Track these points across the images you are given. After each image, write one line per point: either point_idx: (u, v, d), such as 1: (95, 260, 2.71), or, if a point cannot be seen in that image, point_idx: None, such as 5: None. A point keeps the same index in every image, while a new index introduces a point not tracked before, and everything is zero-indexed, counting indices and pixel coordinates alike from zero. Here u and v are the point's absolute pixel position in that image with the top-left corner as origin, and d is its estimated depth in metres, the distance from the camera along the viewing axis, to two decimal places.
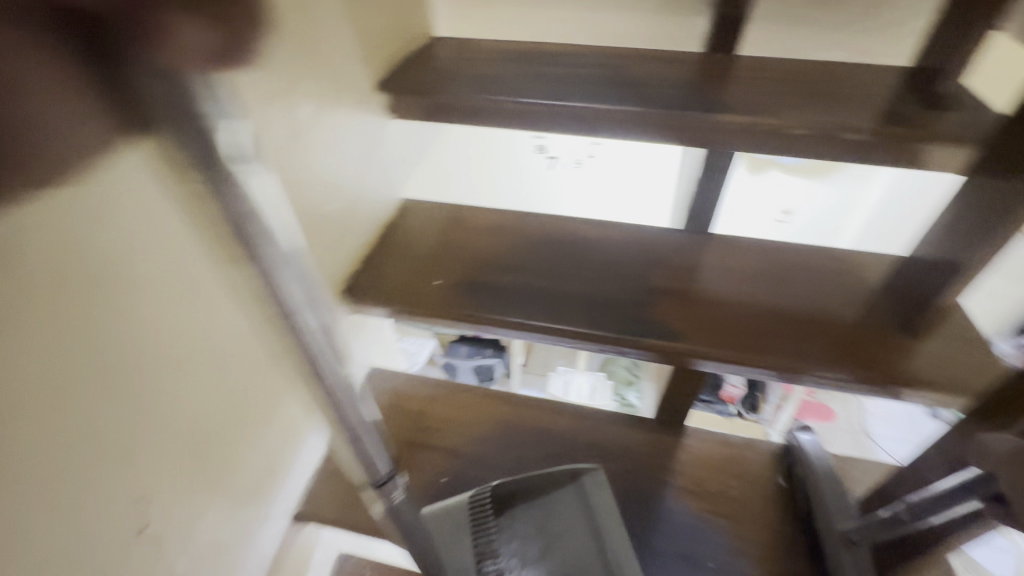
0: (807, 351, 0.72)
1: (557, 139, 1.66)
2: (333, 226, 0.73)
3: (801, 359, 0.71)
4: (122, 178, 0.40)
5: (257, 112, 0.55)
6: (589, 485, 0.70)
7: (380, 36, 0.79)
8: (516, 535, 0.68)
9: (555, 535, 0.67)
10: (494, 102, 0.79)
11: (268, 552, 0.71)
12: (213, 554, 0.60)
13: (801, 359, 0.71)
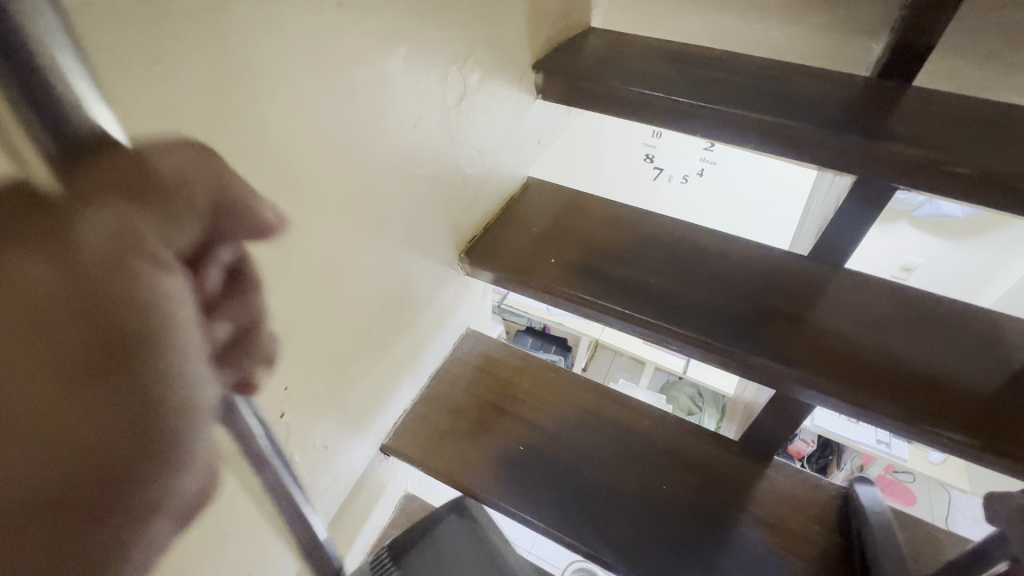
0: (929, 407, 0.67)
1: (667, 144, 1.74)
2: (471, 190, 0.78)
3: (924, 415, 0.66)
4: (332, 102, 0.46)
5: (444, 69, 0.60)
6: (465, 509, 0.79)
7: (548, 19, 0.83)
8: None
9: None
10: (645, 97, 0.79)
11: (356, 472, 0.78)
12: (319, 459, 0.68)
13: (925, 415, 0.66)
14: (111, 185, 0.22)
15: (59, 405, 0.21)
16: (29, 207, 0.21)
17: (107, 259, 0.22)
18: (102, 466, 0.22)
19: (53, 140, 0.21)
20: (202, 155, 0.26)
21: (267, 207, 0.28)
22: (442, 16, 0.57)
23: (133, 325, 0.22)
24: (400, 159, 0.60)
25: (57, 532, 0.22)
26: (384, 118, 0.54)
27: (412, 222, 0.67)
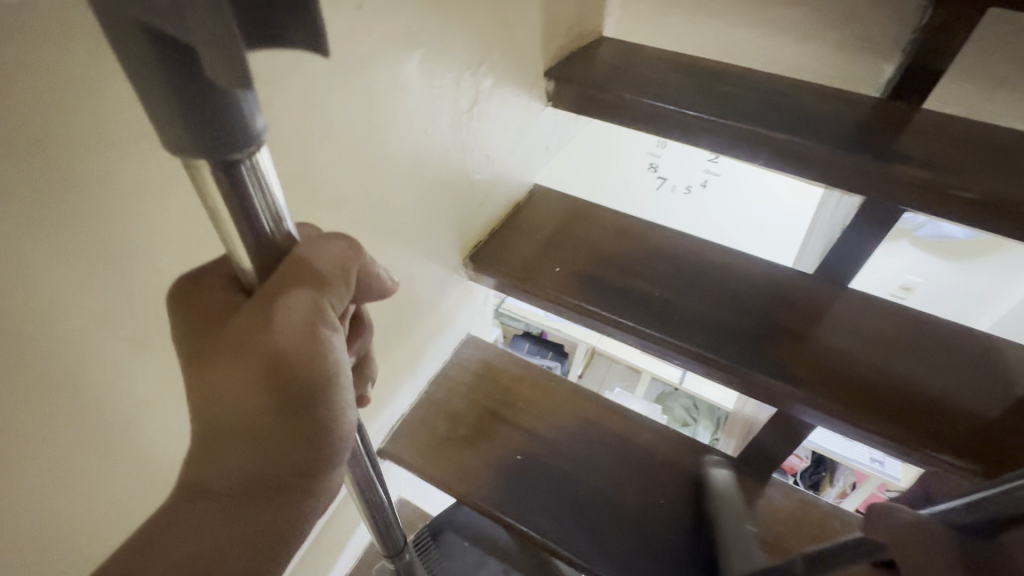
0: (928, 430, 0.66)
1: (671, 154, 1.71)
2: (478, 195, 0.77)
3: (922, 439, 0.66)
4: (345, 104, 0.46)
5: (458, 74, 0.60)
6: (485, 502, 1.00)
7: (563, 26, 0.82)
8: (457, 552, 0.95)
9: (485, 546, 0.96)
10: (657, 109, 0.79)
11: None
12: None
13: (924, 439, 0.66)
14: (297, 281, 0.34)
15: (288, 419, 0.36)
16: (276, 300, 0.34)
17: (306, 330, 0.34)
18: (305, 453, 0.38)
19: (270, 251, 0.33)
20: (344, 248, 0.37)
21: (381, 278, 0.39)
22: (459, 21, 0.56)
23: (318, 370, 0.35)
24: (411, 162, 0.59)
25: (300, 487, 0.39)
26: (396, 122, 0.53)
27: (419, 225, 0.67)
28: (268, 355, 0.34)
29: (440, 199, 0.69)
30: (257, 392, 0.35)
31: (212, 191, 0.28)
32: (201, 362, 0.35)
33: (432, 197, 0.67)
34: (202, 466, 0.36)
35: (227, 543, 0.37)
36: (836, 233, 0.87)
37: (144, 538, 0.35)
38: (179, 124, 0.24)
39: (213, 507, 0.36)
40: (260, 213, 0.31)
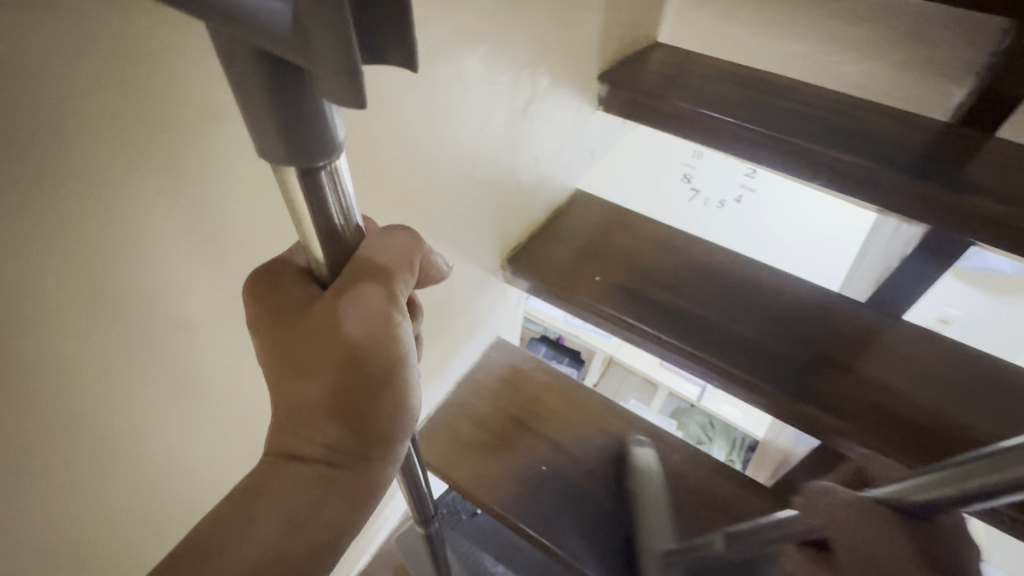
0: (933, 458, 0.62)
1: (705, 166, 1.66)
2: (522, 198, 0.76)
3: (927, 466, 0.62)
4: (405, 97, 0.44)
5: (517, 73, 0.58)
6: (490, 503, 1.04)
7: (620, 29, 0.80)
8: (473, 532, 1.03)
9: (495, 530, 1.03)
10: (713, 121, 0.76)
11: None
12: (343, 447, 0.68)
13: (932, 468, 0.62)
14: (368, 274, 0.38)
15: (368, 394, 0.39)
16: (351, 293, 0.38)
17: (381, 316, 0.38)
18: (383, 423, 0.41)
19: (343, 249, 0.36)
20: (404, 243, 0.40)
21: (434, 268, 0.44)
22: (524, 18, 0.55)
23: (392, 350, 0.39)
24: (461, 160, 0.57)
25: (380, 455, 0.42)
26: (451, 119, 0.52)
27: (462, 225, 0.65)
28: (348, 341, 0.38)
29: (486, 198, 0.67)
30: (340, 374, 0.38)
31: (290, 188, 0.29)
32: (285, 347, 0.39)
33: (478, 196, 0.65)
34: (293, 439, 0.39)
35: (320, 507, 0.40)
36: (893, 262, 0.83)
37: (246, 499, 0.39)
38: (276, 135, 0.26)
39: (306, 475, 0.40)
40: (333, 204, 0.32)
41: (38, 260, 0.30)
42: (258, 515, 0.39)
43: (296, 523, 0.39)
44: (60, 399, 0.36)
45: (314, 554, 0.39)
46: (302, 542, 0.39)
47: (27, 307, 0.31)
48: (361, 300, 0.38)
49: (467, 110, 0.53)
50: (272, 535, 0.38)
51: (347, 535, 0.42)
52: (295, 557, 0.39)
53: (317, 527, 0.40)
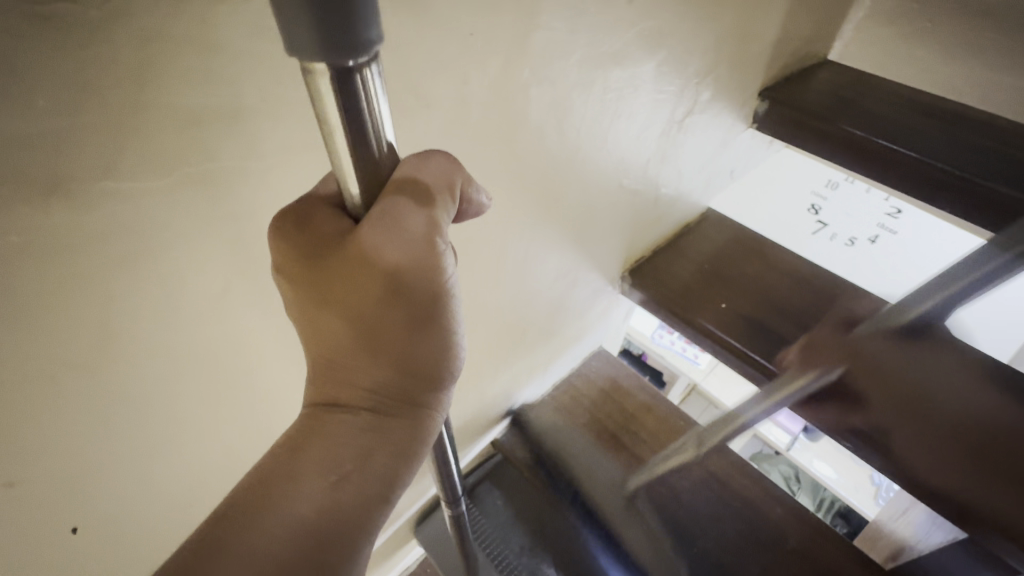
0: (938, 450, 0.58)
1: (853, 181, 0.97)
2: (656, 210, 0.73)
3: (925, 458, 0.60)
4: (574, 99, 0.43)
5: (683, 84, 0.56)
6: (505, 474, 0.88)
7: (793, 43, 0.72)
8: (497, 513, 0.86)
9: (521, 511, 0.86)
10: (892, 154, 0.66)
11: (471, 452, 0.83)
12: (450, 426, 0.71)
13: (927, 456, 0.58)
14: (407, 192, 0.25)
15: (416, 334, 0.29)
16: (383, 216, 0.24)
17: (425, 246, 0.25)
18: (436, 368, 0.31)
19: (378, 172, 0.23)
20: (447, 160, 0.26)
21: (482, 204, 0.29)
22: (703, 26, 0.52)
23: (444, 283, 0.27)
24: (611, 165, 0.55)
25: (430, 400, 0.32)
26: (610, 124, 0.50)
27: (596, 233, 0.64)
28: (385, 276, 0.26)
29: (624, 208, 0.65)
30: (384, 312, 0.27)
31: (324, 104, 0.19)
32: (309, 290, 0.27)
33: (619, 203, 0.63)
34: (331, 385, 0.30)
35: (367, 460, 0.31)
36: None
37: (282, 459, 0.31)
38: (302, 18, 0.16)
39: (351, 426, 0.31)
40: (370, 124, 0.21)
41: (192, 250, 0.27)
42: (296, 475, 0.30)
43: (345, 471, 0.31)
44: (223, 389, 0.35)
45: (367, 508, 0.32)
46: (353, 492, 0.31)
47: (178, 306, 0.28)
48: (398, 224, 0.25)
49: (626, 114, 0.51)
50: (318, 489, 0.30)
51: (401, 486, 0.33)
52: (347, 511, 0.31)
53: (366, 477, 0.32)
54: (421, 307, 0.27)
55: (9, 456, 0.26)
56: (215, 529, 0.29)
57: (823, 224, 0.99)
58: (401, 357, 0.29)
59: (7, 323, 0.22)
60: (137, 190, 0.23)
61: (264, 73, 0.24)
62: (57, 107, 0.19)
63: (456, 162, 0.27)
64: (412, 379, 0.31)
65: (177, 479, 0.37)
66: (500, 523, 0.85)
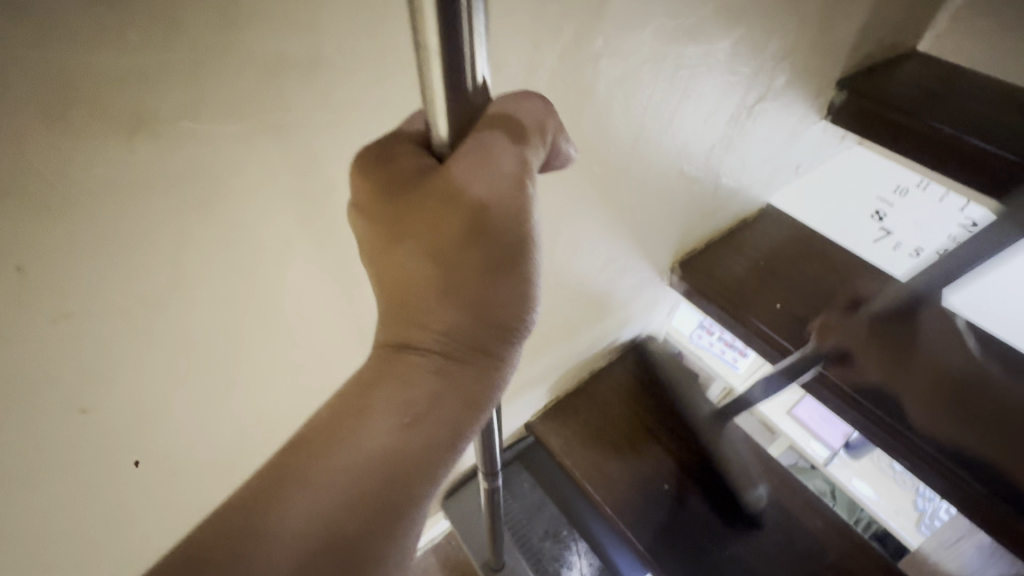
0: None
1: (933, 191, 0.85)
2: (714, 200, 0.70)
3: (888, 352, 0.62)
4: (643, 73, 0.41)
5: (759, 66, 0.53)
6: (535, 456, 0.89)
7: (882, 30, 0.67)
8: (523, 493, 0.86)
9: (549, 495, 0.86)
10: (985, 156, 0.59)
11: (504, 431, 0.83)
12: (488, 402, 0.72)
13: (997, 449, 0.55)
14: (502, 127, 0.25)
15: (495, 276, 0.27)
16: (474, 150, 0.25)
17: (513, 185, 0.25)
18: (512, 319, 0.29)
19: (469, 113, 0.25)
20: (541, 104, 0.27)
21: (566, 156, 0.29)
22: (786, 7, 0.49)
23: (530, 228, 0.27)
24: (673, 148, 0.53)
25: (502, 352, 0.30)
26: (676, 105, 0.47)
27: (651, 221, 0.62)
28: (471, 211, 0.25)
29: (681, 197, 0.63)
30: (465, 248, 0.26)
31: (426, 26, 0.20)
32: (393, 224, 0.26)
33: (677, 192, 0.61)
34: (403, 324, 0.29)
35: (437, 406, 0.30)
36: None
37: (355, 396, 0.30)
38: None
39: (420, 370, 0.29)
40: (467, 55, 0.22)
41: (259, 203, 0.27)
42: (369, 412, 0.29)
43: (417, 414, 0.30)
44: (278, 344, 0.36)
45: (436, 457, 0.30)
46: (421, 439, 0.30)
47: (242, 255, 0.29)
48: (487, 160, 0.25)
49: (695, 96, 0.48)
50: (388, 431, 0.29)
51: (469, 439, 0.32)
52: (415, 457, 0.30)
53: (439, 424, 0.30)
54: (503, 249, 0.26)
55: (88, 385, 0.28)
56: (288, 462, 0.28)
57: (887, 232, 0.86)
58: (476, 298, 0.28)
59: (93, 254, 0.23)
60: (218, 135, 0.24)
61: (335, 20, 0.24)
62: (150, 45, 0.20)
63: (547, 101, 0.27)
64: (484, 323, 0.28)
65: (234, 427, 0.38)
66: (527, 504, 0.85)
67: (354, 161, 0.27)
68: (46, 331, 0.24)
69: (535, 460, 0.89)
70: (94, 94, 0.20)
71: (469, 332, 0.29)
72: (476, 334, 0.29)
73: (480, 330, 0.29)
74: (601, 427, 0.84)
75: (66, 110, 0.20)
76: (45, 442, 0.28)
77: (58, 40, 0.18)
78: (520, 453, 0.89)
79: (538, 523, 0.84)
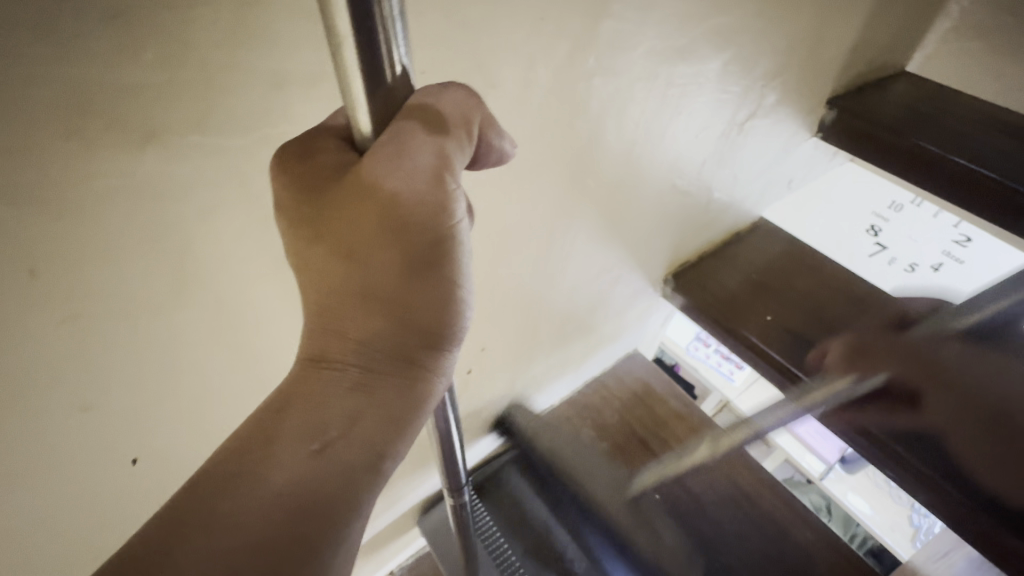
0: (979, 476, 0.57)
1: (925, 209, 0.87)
2: (706, 214, 0.71)
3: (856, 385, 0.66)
4: (634, 91, 0.42)
5: (749, 86, 0.54)
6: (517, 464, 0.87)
7: (871, 51, 0.69)
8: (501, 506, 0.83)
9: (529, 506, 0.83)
10: (970, 175, 0.61)
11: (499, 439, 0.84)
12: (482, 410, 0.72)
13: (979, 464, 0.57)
14: (420, 117, 0.24)
15: (417, 282, 0.28)
16: (390, 142, 0.24)
17: (431, 180, 0.25)
18: (433, 322, 0.30)
19: (388, 103, 0.23)
20: (464, 93, 0.26)
21: (501, 150, 0.28)
22: (777, 27, 0.50)
23: (449, 224, 0.26)
24: (665, 163, 0.55)
25: (426, 358, 0.31)
26: (666, 123, 0.49)
27: (644, 233, 0.64)
28: (383, 207, 0.25)
29: (673, 210, 0.65)
30: (382, 255, 0.26)
31: (335, 13, 0.19)
32: (307, 233, 0.26)
33: (670, 206, 0.63)
34: (321, 337, 0.29)
35: (355, 422, 0.30)
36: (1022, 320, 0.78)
37: (267, 420, 0.29)
38: None
39: (339, 383, 0.29)
40: (382, 43, 0.21)
41: (260, 210, 0.28)
42: (277, 440, 0.29)
43: (330, 438, 0.29)
44: (271, 347, 0.37)
45: (354, 477, 0.30)
46: (335, 461, 0.29)
47: (239, 259, 0.30)
48: (404, 153, 0.24)
49: (686, 114, 0.50)
50: (300, 456, 0.29)
51: (393, 454, 0.31)
52: (329, 481, 0.29)
53: (356, 442, 0.30)
54: (418, 253, 0.26)
55: (86, 385, 0.28)
56: (193, 500, 0.27)
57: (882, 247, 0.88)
58: (393, 308, 0.28)
59: (100, 258, 0.24)
60: (219, 145, 0.25)
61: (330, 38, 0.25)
62: (161, 61, 0.21)
63: (471, 87, 0.26)
64: (401, 329, 0.29)
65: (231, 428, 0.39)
66: (505, 518, 0.81)
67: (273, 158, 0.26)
68: (51, 331, 0.25)
69: (517, 469, 0.87)
70: (107, 107, 0.21)
71: (385, 341, 0.29)
72: (392, 342, 0.29)
73: (398, 340, 0.29)
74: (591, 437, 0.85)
75: (80, 121, 0.21)
76: (43, 440, 0.29)
77: (71, 55, 0.19)
78: (500, 462, 0.87)
79: (515, 540, 0.79)
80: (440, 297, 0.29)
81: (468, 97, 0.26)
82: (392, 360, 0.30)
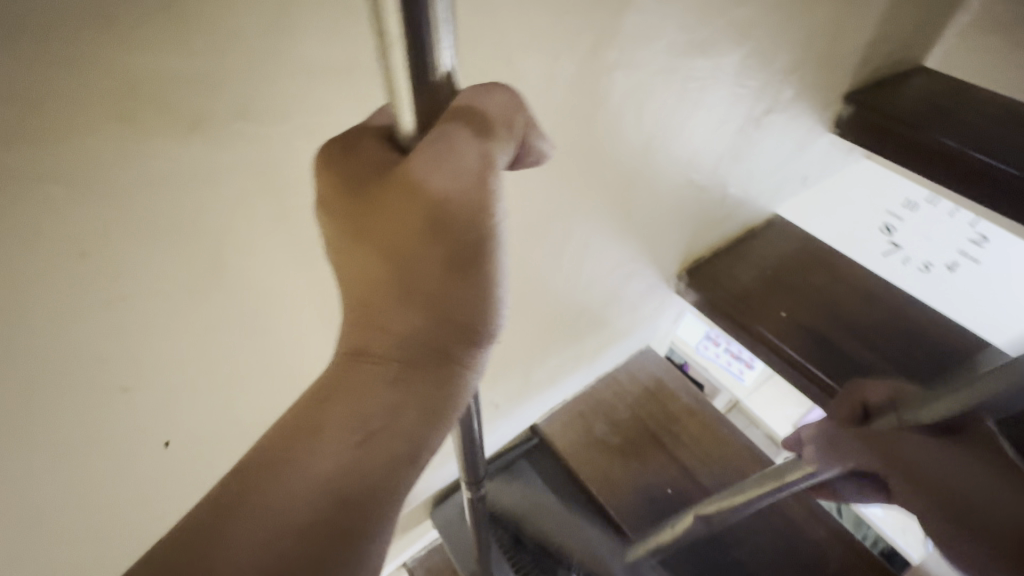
0: None
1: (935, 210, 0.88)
2: (721, 209, 0.71)
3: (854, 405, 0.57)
4: (653, 85, 0.43)
5: (767, 80, 0.54)
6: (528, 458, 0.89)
7: (890, 46, 0.69)
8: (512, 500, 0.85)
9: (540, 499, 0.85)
10: (990, 171, 0.61)
11: (511, 432, 0.85)
12: (496, 403, 0.73)
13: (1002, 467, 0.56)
14: (466, 119, 0.25)
15: (457, 276, 0.28)
16: (435, 143, 0.24)
17: (476, 179, 0.25)
18: (472, 319, 0.29)
19: (436, 103, 0.24)
20: (509, 96, 0.26)
21: (541, 152, 0.28)
22: (795, 20, 0.50)
23: (492, 222, 0.26)
24: (682, 157, 0.55)
25: (464, 354, 0.31)
26: (684, 117, 0.49)
27: (660, 228, 0.64)
28: (429, 206, 0.25)
29: (688, 206, 0.65)
30: (427, 251, 0.26)
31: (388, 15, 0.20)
32: (353, 227, 0.27)
33: (686, 200, 0.63)
34: (362, 331, 0.29)
35: (395, 416, 0.30)
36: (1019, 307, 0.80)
37: (309, 411, 0.30)
38: None
39: (380, 377, 0.30)
40: (431, 44, 0.21)
41: (295, 197, 0.29)
42: (320, 430, 0.29)
43: (370, 430, 0.30)
44: (299, 334, 0.38)
45: (394, 470, 0.30)
46: (375, 454, 0.30)
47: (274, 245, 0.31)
48: (449, 153, 0.24)
49: (703, 108, 0.50)
50: (341, 448, 0.29)
51: (430, 448, 0.32)
52: (370, 473, 0.29)
53: (396, 436, 0.30)
54: (461, 249, 0.26)
55: (129, 365, 0.30)
56: (239, 485, 0.28)
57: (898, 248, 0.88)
58: (435, 303, 0.28)
59: (148, 240, 0.26)
60: (260, 134, 0.26)
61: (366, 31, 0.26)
62: (210, 52, 0.22)
63: (514, 89, 0.27)
64: (442, 324, 0.29)
65: (258, 413, 0.40)
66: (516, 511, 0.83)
67: (318, 155, 0.27)
68: (101, 310, 0.26)
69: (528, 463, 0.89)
70: (161, 95, 0.22)
71: (426, 336, 0.29)
72: (433, 336, 0.29)
73: (438, 335, 0.30)
74: (605, 432, 0.85)
75: (135, 109, 0.22)
76: (87, 418, 0.30)
77: (132, 46, 0.20)
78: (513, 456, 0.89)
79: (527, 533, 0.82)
80: (481, 291, 0.29)
81: (512, 101, 0.26)
82: (431, 355, 0.30)
